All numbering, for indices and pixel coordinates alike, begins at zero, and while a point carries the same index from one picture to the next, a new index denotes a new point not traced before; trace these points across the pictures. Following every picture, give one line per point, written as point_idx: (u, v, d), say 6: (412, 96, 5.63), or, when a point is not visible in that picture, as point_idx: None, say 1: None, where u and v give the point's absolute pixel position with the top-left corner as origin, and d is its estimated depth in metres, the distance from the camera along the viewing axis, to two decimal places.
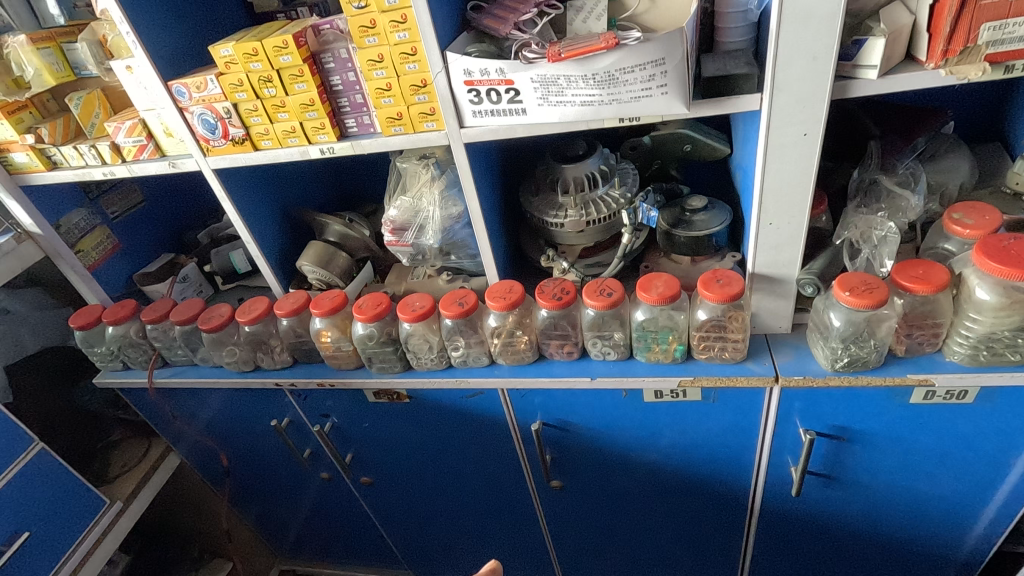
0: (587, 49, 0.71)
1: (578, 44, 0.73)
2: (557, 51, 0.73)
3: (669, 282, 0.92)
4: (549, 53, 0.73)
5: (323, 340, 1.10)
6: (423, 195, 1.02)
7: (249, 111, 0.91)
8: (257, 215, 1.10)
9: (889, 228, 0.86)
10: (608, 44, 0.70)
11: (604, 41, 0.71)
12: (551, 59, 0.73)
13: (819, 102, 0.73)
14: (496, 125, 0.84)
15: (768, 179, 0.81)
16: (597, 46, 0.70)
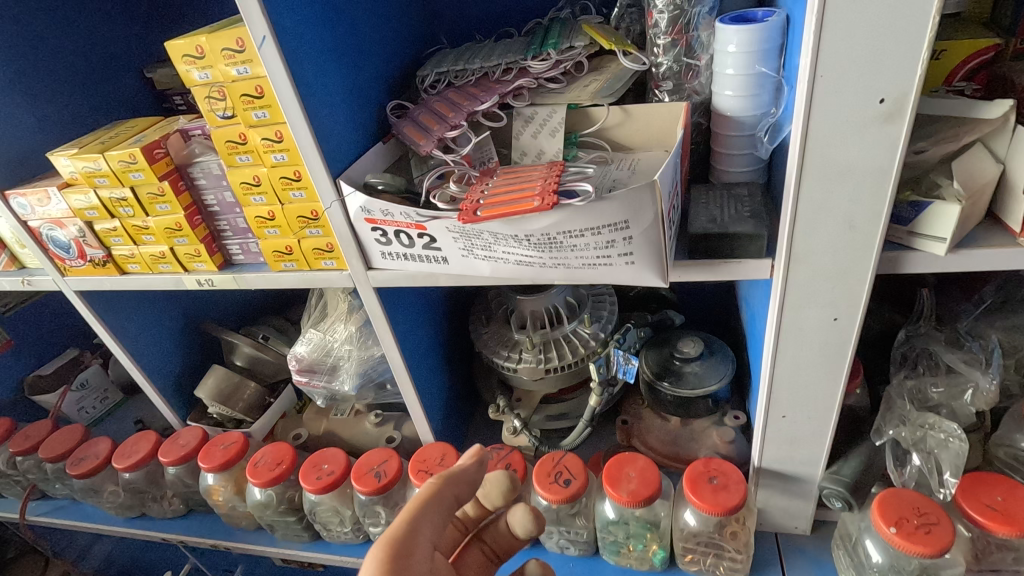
0: (514, 207, 0.48)
1: (507, 193, 0.51)
2: (475, 203, 0.51)
3: (644, 477, 0.69)
4: (464, 204, 0.51)
5: (214, 498, 0.88)
6: (336, 330, 0.80)
7: (106, 231, 0.71)
8: (144, 337, 0.89)
9: (952, 431, 0.61)
10: (543, 203, 0.47)
11: (539, 197, 0.48)
12: (467, 214, 0.51)
13: (857, 281, 0.50)
14: (412, 270, 0.63)
15: (780, 365, 0.58)
16: (527, 204, 0.48)
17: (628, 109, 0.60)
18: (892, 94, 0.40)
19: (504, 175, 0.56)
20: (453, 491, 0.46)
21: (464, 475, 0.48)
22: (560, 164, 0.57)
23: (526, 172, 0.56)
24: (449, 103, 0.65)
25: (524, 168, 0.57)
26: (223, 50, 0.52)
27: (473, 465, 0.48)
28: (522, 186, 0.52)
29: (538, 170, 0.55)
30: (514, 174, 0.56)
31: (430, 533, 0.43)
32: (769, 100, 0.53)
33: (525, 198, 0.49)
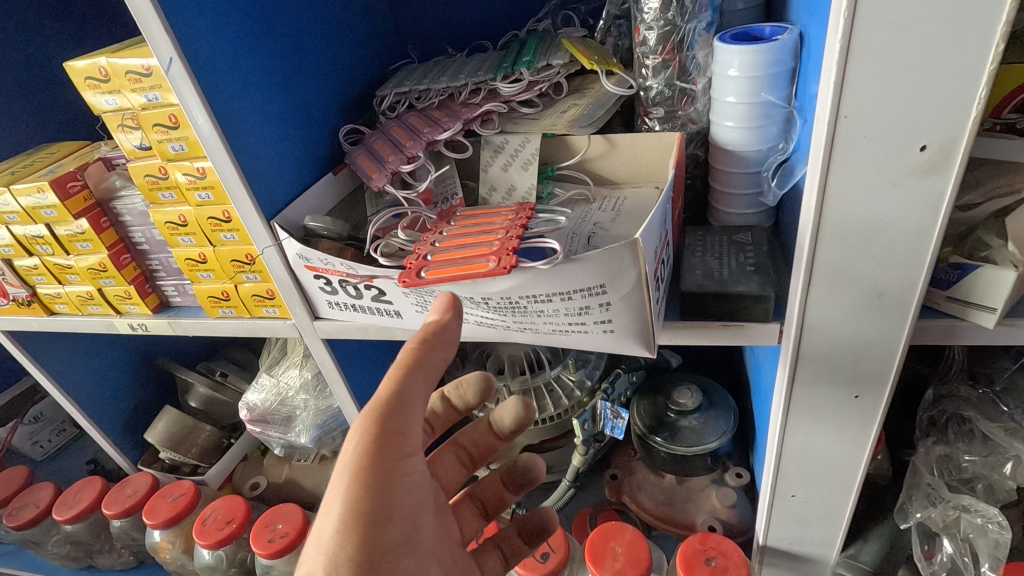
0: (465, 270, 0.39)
1: (459, 250, 0.42)
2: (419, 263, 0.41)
3: (632, 557, 0.60)
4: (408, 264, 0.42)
5: (162, 555, 0.80)
6: (291, 375, 0.73)
7: (27, 269, 0.63)
8: (87, 378, 0.81)
9: (991, 515, 0.52)
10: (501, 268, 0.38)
11: (496, 259, 0.39)
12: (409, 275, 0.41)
13: (884, 355, 0.41)
14: (363, 323, 0.54)
15: (791, 441, 0.49)
16: (479, 267, 0.39)
17: (612, 139, 0.52)
18: (936, 139, 0.31)
19: (461, 222, 0.46)
20: (439, 349, 0.34)
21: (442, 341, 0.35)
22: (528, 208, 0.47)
23: (488, 218, 0.46)
24: (407, 128, 0.56)
25: (485, 212, 0.47)
26: (128, 73, 0.44)
27: (453, 322, 0.35)
28: (478, 240, 0.42)
29: (501, 216, 0.46)
30: (472, 220, 0.46)
31: (422, 394, 0.33)
32: (778, 133, 0.45)
33: (479, 259, 0.39)
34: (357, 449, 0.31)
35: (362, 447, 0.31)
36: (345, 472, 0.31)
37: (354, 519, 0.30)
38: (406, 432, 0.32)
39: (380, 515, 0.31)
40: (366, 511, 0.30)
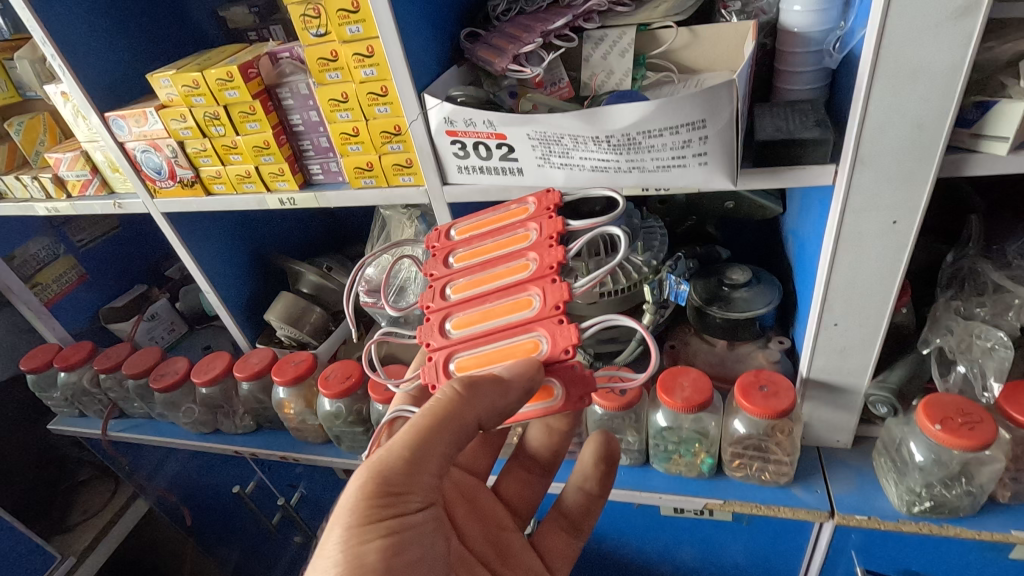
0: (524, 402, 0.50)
1: (492, 357, 0.51)
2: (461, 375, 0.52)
3: (698, 385, 0.73)
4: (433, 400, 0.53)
5: (286, 411, 0.95)
6: (404, 253, 0.86)
7: (197, 151, 0.76)
8: (220, 263, 0.95)
9: (998, 339, 0.65)
10: (565, 406, 0.49)
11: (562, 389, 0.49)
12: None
13: (919, 183, 0.53)
14: (487, 184, 0.67)
15: (837, 272, 0.61)
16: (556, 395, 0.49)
17: (696, 30, 0.63)
18: None
19: (462, 272, 0.57)
20: (498, 399, 0.46)
21: (504, 392, 0.46)
22: (550, 209, 0.58)
23: (503, 257, 0.56)
24: (520, 26, 0.68)
25: (490, 253, 0.57)
26: None
27: (513, 394, 0.46)
28: (511, 324, 0.51)
29: (519, 249, 0.55)
30: (483, 262, 0.56)
31: (438, 446, 0.48)
32: (836, 15, 0.56)
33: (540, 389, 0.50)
34: (362, 502, 0.46)
35: (366, 500, 0.46)
36: (356, 515, 0.45)
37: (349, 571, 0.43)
38: (410, 480, 0.48)
39: (388, 540, 0.45)
40: (375, 547, 0.44)
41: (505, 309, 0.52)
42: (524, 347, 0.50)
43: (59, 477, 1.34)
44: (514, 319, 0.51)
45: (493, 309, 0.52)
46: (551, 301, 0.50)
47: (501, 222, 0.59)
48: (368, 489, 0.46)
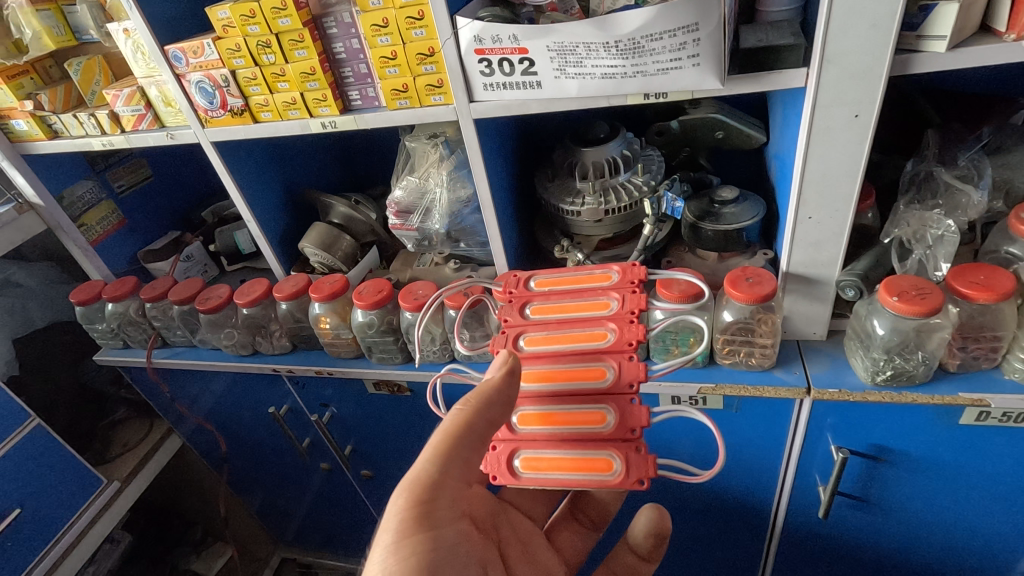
0: (592, 467, 0.64)
1: (563, 417, 0.66)
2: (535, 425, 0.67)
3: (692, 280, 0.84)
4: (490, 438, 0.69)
5: (322, 326, 1.04)
6: (430, 176, 0.96)
7: (247, 79, 0.86)
8: (259, 193, 1.04)
9: (947, 227, 0.76)
10: (621, 482, 0.63)
11: (626, 471, 0.63)
12: (517, 449, 0.67)
13: (876, 79, 0.64)
14: (509, 99, 0.77)
15: (810, 167, 0.72)
16: (611, 478, 0.63)
17: None
18: None
19: (537, 326, 0.71)
20: (501, 398, 0.63)
21: (502, 387, 0.63)
22: (633, 283, 0.71)
23: (585, 320, 0.70)
24: None
25: (572, 317, 0.70)
26: None
27: (507, 383, 0.63)
28: (589, 393, 0.66)
29: (602, 318, 0.69)
30: (562, 320, 0.70)
31: (457, 457, 0.61)
32: None
33: (606, 461, 0.64)
34: (402, 514, 0.57)
35: (405, 510, 0.58)
36: (396, 531, 0.56)
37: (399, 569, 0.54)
38: (437, 492, 0.59)
39: (425, 550, 0.56)
40: (417, 549, 0.56)
41: (587, 376, 0.66)
42: (595, 418, 0.65)
43: (98, 413, 1.44)
44: (592, 390, 0.66)
45: (573, 372, 0.67)
46: (628, 380, 0.65)
47: (583, 285, 0.73)
48: (404, 503, 0.58)
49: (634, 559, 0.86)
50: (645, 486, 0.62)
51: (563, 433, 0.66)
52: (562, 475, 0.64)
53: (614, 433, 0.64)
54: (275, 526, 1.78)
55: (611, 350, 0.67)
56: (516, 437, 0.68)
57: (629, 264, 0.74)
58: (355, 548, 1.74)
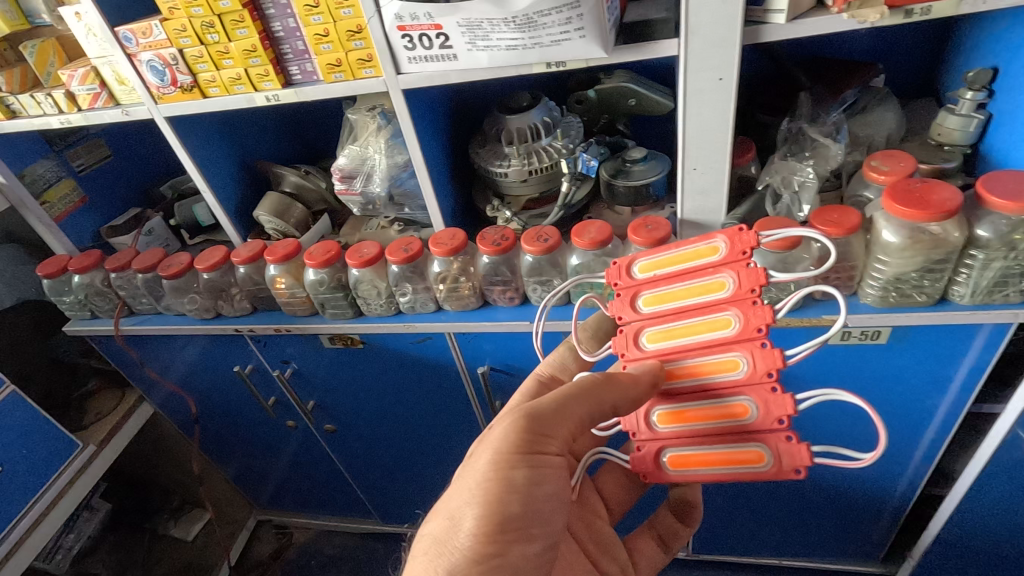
0: (744, 459, 0.70)
1: (704, 411, 0.72)
2: (679, 424, 0.73)
3: (602, 229, 0.96)
4: (635, 438, 0.77)
5: (277, 286, 1.13)
6: (369, 144, 1.05)
7: (194, 57, 0.93)
8: (213, 166, 1.13)
9: (809, 175, 0.89)
10: (778, 471, 0.68)
11: (782, 461, 0.68)
12: (665, 446, 0.75)
13: (732, 46, 0.76)
14: (431, 71, 0.87)
15: (689, 125, 0.84)
16: (768, 469, 0.69)
17: None
18: None
19: (654, 321, 0.75)
20: (634, 392, 0.70)
21: (634, 384, 0.70)
22: (745, 253, 0.70)
23: (703, 308, 0.71)
24: None
25: (686, 307, 0.73)
26: None
27: (640, 384, 0.70)
28: (728, 386, 0.70)
29: (720, 302, 0.70)
30: (680, 311, 0.73)
31: (578, 415, 0.71)
32: None
33: (757, 453, 0.69)
34: (514, 440, 0.69)
35: (518, 439, 0.69)
36: (511, 443, 0.68)
37: (505, 478, 0.67)
38: (553, 430, 0.70)
39: (525, 472, 0.67)
40: (519, 471, 0.67)
41: (721, 368, 0.70)
42: (737, 411, 0.70)
43: (71, 385, 1.51)
44: (730, 382, 0.70)
45: (705, 367, 0.71)
46: (764, 368, 0.68)
47: (691, 266, 0.73)
48: (517, 432, 0.69)
49: (673, 519, 0.97)
50: (802, 474, 0.67)
51: (709, 428, 0.72)
52: (716, 469, 0.72)
53: (761, 424, 0.69)
54: (251, 488, 1.89)
55: (740, 338, 0.69)
56: (661, 436, 0.75)
57: (736, 228, 0.72)
58: (326, 503, 1.86)
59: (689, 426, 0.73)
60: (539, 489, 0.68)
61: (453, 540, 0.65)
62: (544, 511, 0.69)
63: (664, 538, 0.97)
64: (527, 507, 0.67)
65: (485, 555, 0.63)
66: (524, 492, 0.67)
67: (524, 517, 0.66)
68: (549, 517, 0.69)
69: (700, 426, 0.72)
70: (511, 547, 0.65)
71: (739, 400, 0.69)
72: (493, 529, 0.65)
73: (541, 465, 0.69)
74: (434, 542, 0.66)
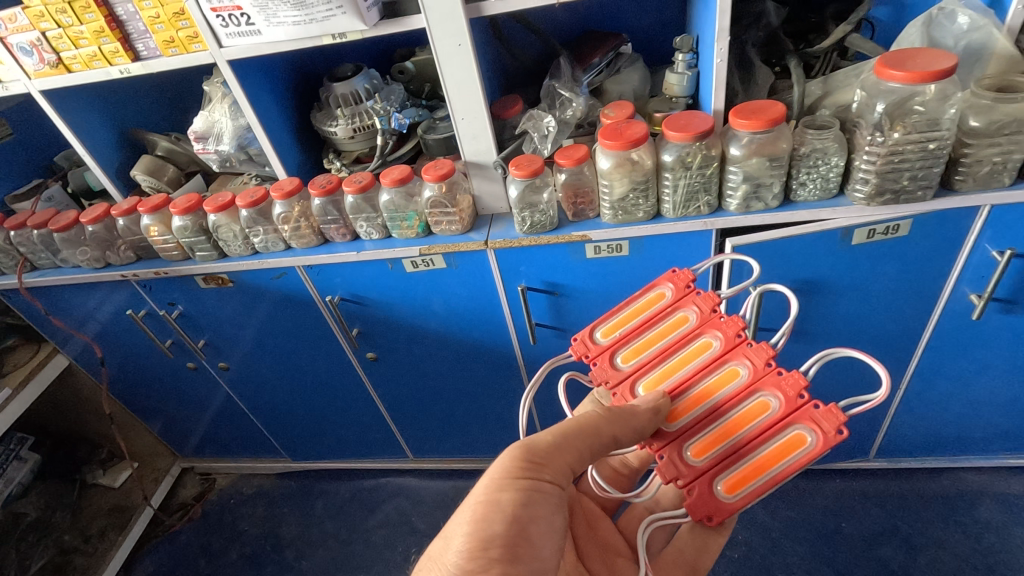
0: (794, 446, 0.82)
1: (735, 419, 0.87)
2: (719, 448, 0.86)
3: (402, 170, 1.20)
4: (682, 485, 0.85)
5: (152, 234, 1.34)
6: (217, 109, 1.27)
7: (55, 38, 1.14)
8: (90, 134, 1.33)
9: (551, 121, 1.15)
10: (829, 439, 0.80)
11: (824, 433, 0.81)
12: (715, 477, 0.84)
13: (459, 18, 1.00)
14: (245, 45, 1.08)
15: (449, 82, 1.08)
16: (818, 444, 0.81)
17: None
18: None
19: (640, 370, 0.94)
20: (640, 421, 0.85)
21: (638, 415, 0.85)
22: (690, 289, 0.99)
23: (682, 340, 0.94)
24: None
25: (658, 348, 0.95)
26: None
27: (644, 411, 0.85)
28: (742, 390, 0.88)
29: (695, 331, 0.95)
30: (663, 350, 0.95)
31: (573, 448, 0.83)
32: None
33: (803, 436, 0.83)
34: (507, 467, 0.79)
35: (516, 466, 0.79)
36: (506, 469, 0.79)
37: (494, 499, 0.76)
38: (547, 460, 0.81)
39: (518, 495, 0.77)
40: (508, 494, 0.77)
41: (727, 378, 0.90)
42: (763, 403, 0.86)
43: None
44: (741, 385, 0.88)
45: (711, 384, 0.90)
46: (762, 361, 0.89)
47: (652, 314, 0.99)
48: (514, 460, 0.80)
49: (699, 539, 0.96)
50: (846, 432, 0.80)
51: (746, 434, 0.86)
52: (771, 473, 0.82)
53: (789, 408, 0.85)
54: (172, 437, 2.09)
55: (728, 348, 0.91)
56: (704, 470, 0.85)
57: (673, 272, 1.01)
58: (240, 446, 2.07)
59: (725, 445, 0.86)
60: (528, 510, 0.76)
61: (441, 557, 0.73)
62: (528, 531, 0.76)
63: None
64: (513, 527, 0.75)
65: (467, 571, 0.71)
66: (514, 512, 0.75)
67: (509, 536, 0.74)
68: (538, 540, 0.76)
69: (740, 436, 0.86)
70: (494, 565, 0.72)
71: (755, 393, 0.87)
72: (478, 545, 0.72)
73: (533, 490, 0.78)
74: (429, 559, 0.74)
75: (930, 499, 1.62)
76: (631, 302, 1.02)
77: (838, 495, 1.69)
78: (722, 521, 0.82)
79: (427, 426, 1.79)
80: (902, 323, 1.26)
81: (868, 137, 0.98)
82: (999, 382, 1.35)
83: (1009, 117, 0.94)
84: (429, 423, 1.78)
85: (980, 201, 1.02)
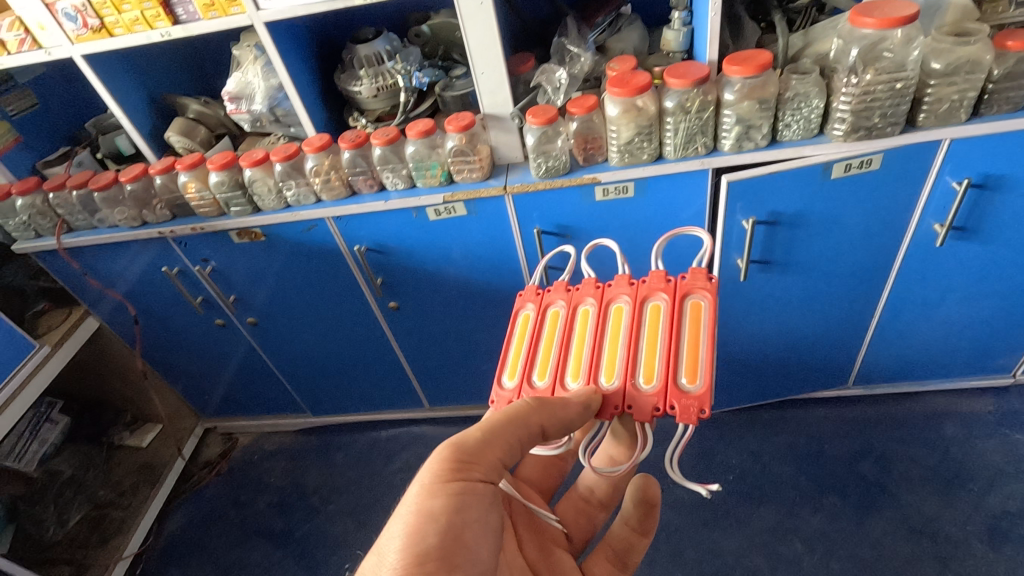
0: (702, 315, 0.92)
1: (637, 328, 0.93)
2: (656, 365, 0.89)
3: (426, 123, 1.30)
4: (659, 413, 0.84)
5: (189, 191, 1.43)
6: (249, 71, 1.36)
7: (99, 4, 1.21)
8: (126, 98, 1.42)
9: (562, 74, 1.27)
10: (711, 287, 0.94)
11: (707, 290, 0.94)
12: (673, 378, 0.86)
13: None
14: (283, 7, 1.18)
15: (471, 39, 1.19)
16: (709, 294, 0.94)
17: None
18: None
19: (555, 375, 0.93)
20: (571, 411, 0.83)
21: (568, 404, 0.84)
22: (563, 287, 1.03)
23: (569, 324, 0.98)
24: None
25: (554, 346, 0.97)
26: None
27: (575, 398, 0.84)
28: (633, 309, 0.95)
29: (575, 309, 1.00)
30: (564, 341, 0.96)
31: (502, 442, 0.83)
32: None
33: (701, 302, 0.93)
34: (436, 476, 0.78)
35: (446, 470, 0.79)
36: (436, 474, 0.79)
37: (426, 509, 0.75)
38: (476, 458, 0.82)
39: (448, 499, 0.77)
40: (438, 500, 0.76)
41: (618, 315, 0.96)
42: (659, 305, 0.95)
43: (23, 304, 1.77)
44: (631, 309, 0.96)
45: (604, 327, 0.96)
46: (626, 285, 0.99)
47: (533, 329, 1.00)
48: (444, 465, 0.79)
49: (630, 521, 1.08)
50: (715, 277, 0.96)
51: (659, 335, 0.92)
52: (699, 340, 0.89)
53: (676, 295, 0.95)
54: (197, 397, 2.18)
55: (600, 300, 0.99)
56: (661, 387, 0.86)
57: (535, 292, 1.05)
58: (264, 403, 2.18)
59: (657, 355, 0.90)
60: (459, 513, 0.77)
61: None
62: (463, 533, 0.76)
63: (621, 558, 1.09)
64: (446, 533, 0.74)
65: None
66: (445, 516, 0.75)
67: (443, 548, 0.73)
68: (472, 545, 0.76)
69: (659, 339, 0.91)
70: None
71: (628, 305, 0.97)
72: (413, 562, 0.71)
73: (466, 492, 0.79)
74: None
75: (903, 420, 1.80)
76: (508, 339, 1.01)
77: (821, 420, 1.86)
78: (709, 404, 0.83)
79: (444, 373, 1.92)
80: (876, 254, 1.41)
81: (844, 79, 1.12)
82: (959, 307, 1.52)
83: (964, 58, 1.08)
84: (446, 370, 1.90)
85: (941, 136, 1.17)
